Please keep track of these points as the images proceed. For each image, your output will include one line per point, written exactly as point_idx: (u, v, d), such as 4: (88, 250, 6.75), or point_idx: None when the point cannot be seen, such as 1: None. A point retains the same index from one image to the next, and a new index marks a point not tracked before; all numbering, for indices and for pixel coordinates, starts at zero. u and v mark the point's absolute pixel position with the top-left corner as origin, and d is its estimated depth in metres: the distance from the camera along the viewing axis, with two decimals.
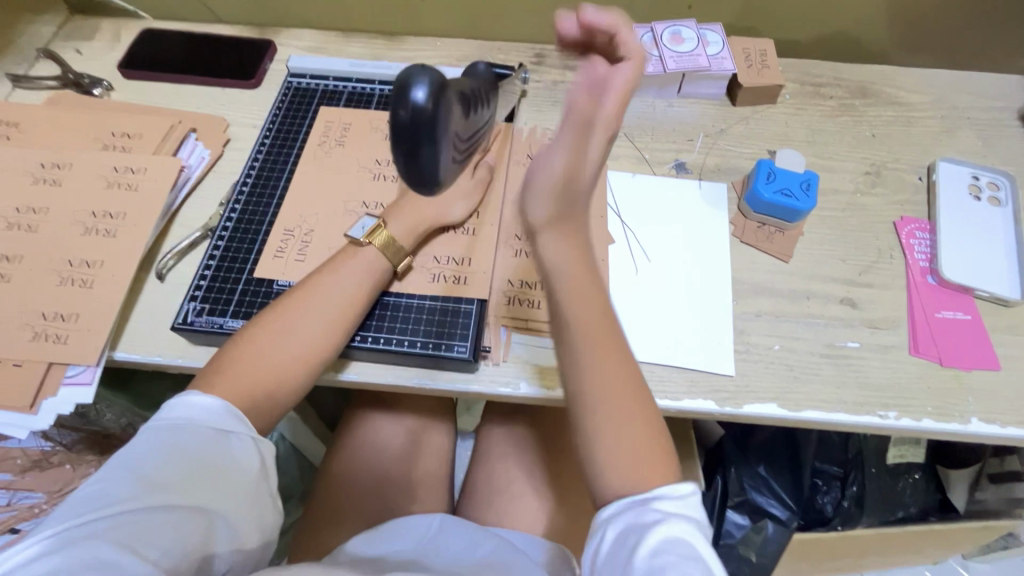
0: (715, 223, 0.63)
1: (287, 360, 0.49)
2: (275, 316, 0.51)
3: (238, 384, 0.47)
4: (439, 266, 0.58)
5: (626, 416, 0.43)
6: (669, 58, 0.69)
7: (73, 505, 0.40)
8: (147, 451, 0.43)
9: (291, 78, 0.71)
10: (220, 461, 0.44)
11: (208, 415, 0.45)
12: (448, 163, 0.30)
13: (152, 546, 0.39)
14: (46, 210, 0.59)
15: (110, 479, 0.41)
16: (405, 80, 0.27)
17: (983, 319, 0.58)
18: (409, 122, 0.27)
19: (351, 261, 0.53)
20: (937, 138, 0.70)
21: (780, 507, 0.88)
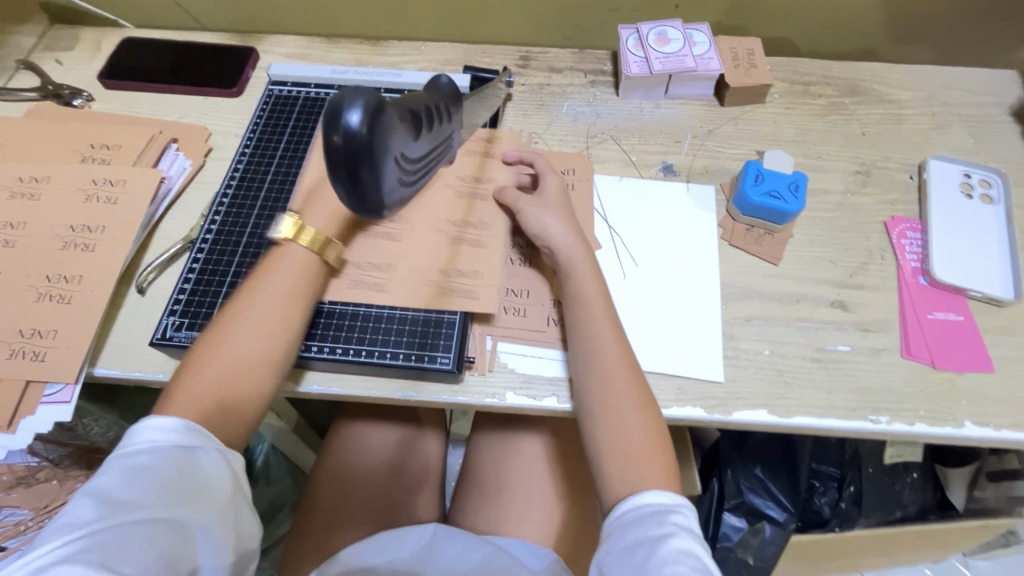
0: (704, 226, 0.62)
1: (233, 371, 0.47)
2: (216, 328, 0.48)
3: (187, 404, 0.45)
4: (418, 273, 0.57)
5: (625, 404, 0.48)
6: (655, 60, 0.69)
7: (43, 535, 0.38)
8: (117, 474, 0.41)
9: (273, 86, 0.70)
10: (192, 479, 0.42)
11: (177, 433, 0.43)
12: (394, 184, 0.28)
13: (130, 571, 0.38)
14: (24, 224, 0.58)
15: (76, 505, 0.39)
16: (338, 103, 0.26)
17: (975, 320, 0.57)
18: (344, 148, 0.26)
19: (282, 265, 0.50)
20: (928, 136, 0.70)
21: (778, 509, 0.86)
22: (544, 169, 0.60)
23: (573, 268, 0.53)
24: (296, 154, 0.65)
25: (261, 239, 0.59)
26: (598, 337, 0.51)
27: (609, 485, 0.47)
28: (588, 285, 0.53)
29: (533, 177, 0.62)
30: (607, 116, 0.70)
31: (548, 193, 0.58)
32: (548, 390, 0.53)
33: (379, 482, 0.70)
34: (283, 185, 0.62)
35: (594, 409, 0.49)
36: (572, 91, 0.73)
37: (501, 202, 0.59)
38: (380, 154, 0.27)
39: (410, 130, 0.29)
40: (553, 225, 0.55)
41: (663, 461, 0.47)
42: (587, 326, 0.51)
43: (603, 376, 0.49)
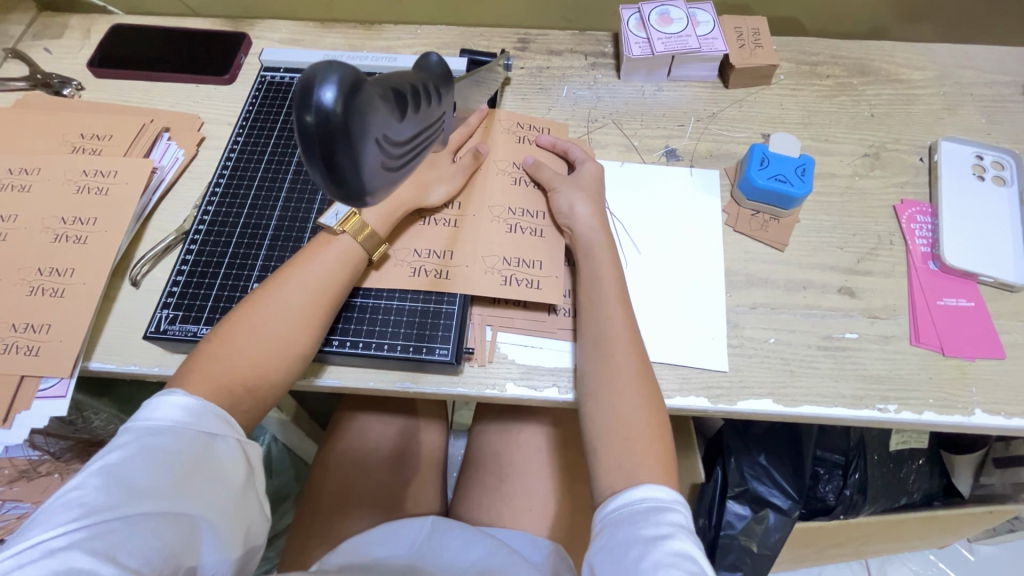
0: (707, 211, 0.61)
1: (262, 354, 0.47)
2: (251, 307, 0.48)
3: (213, 381, 0.45)
4: (420, 259, 0.55)
5: (631, 393, 0.47)
6: (657, 40, 0.66)
7: (48, 515, 0.38)
8: (126, 455, 0.40)
9: (265, 73, 0.68)
10: (205, 465, 0.42)
11: (193, 417, 0.43)
12: (375, 167, 0.27)
13: (135, 554, 0.37)
14: (15, 217, 0.57)
15: (87, 485, 0.39)
16: (311, 80, 0.25)
17: (987, 305, 0.56)
18: (316, 127, 0.24)
19: (324, 251, 0.51)
20: (939, 117, 0.67)
21: (782, 497, 0.86)
22: (582, 156, 0.60)
23: (595, 254, 0.53)
24: (289, 142, 0.63)
25: (255, 230, 0.58)
26: (613, 322, 0.50)
27: (605, 478, 0.45)
28: (606, 271, 0.52)
29: (567, 167, 0.62)
30: (608, 99, 0.69)
31: (584, 175, 0.58)
32: (549, 380, 0.52)
33: (380, 472, 0.70)
34: (276, 174, 0.61)
35: (597, 393, 0.48)
36: (572, 74, 0.71)
37: (536, 177, 0.59)
38: (357, 134, 0.25)
39: (393, 110, 0.28)
40: (580, 207, 0.55)
41: (660, 451, 0.46)
42: (606, 312, 0.50)
43: (612, 361, 0.48)
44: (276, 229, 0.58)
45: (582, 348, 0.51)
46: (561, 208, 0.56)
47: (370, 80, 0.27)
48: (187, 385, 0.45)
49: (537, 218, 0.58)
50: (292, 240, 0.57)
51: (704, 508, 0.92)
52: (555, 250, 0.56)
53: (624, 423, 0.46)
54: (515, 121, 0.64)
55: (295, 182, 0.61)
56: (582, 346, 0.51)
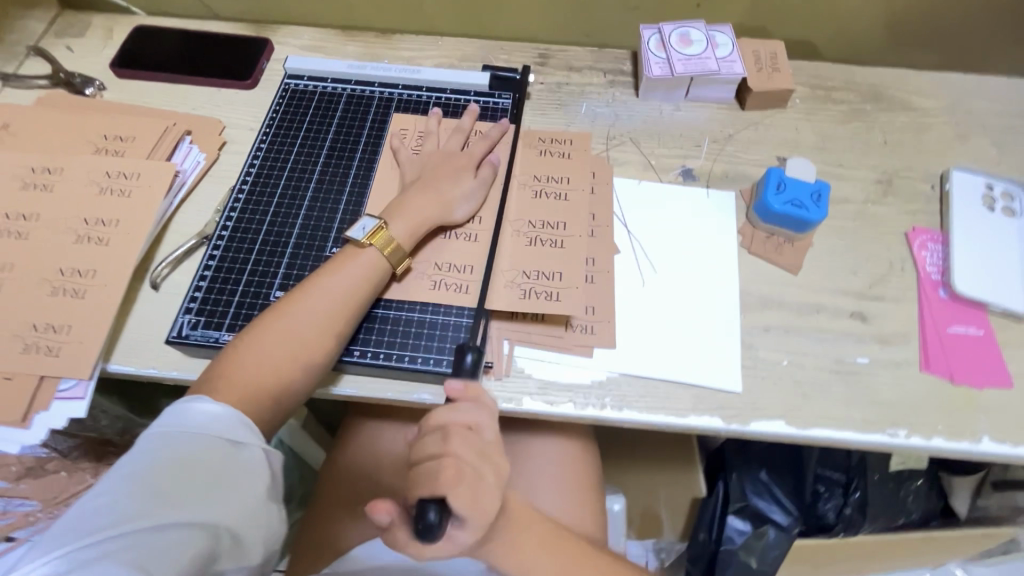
0: (722, 232, 0.62)
1: (288, 362, 0.48)
2: (276, 315, 0.49)
3: (238, 388, 0.46)
4: (441, 272, 0.56)
5: None
6: (677, 61, 0.68)
7: (77, 522, 0.38)
8: (154, 463, 0.41)
9: (288, 80, 0.69)
10: (232, 474, 0.42)
11: (219, 425, 0.43)
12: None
13: (165, 565, 0.38)
14: (37, 216, 0.57)
15: (113, 493, 0.39)
16: None
17: (995, 334, 0.57)
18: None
19: (350, 263, 0.52)
20: (950, 146, 0.69)
21: (781, 512, 0.87)
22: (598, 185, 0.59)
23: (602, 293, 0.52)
24: (312, 150, 0.64)
25: (277, 238, 0.58)
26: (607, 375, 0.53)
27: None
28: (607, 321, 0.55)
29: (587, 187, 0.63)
30: (626, 117, 0.70)
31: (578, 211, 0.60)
32: (565, 396, 0.53)
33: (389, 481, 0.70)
34: (299, 182, 0.62)
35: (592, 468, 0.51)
36: (590, 91, 0.72)
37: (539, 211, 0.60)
38: None
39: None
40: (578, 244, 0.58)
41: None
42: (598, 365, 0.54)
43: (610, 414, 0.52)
44: (299, 237, 0.58)
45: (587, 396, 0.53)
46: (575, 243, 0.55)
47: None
48: (215, 393, 0.45)
49: (557, 233, 0.59)
50: (314, 249, 0.57)
51: (705, 523, 0.93)
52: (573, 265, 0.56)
53: None
54: (536, 137, 0.66)
55: (318, 190, 0.61)
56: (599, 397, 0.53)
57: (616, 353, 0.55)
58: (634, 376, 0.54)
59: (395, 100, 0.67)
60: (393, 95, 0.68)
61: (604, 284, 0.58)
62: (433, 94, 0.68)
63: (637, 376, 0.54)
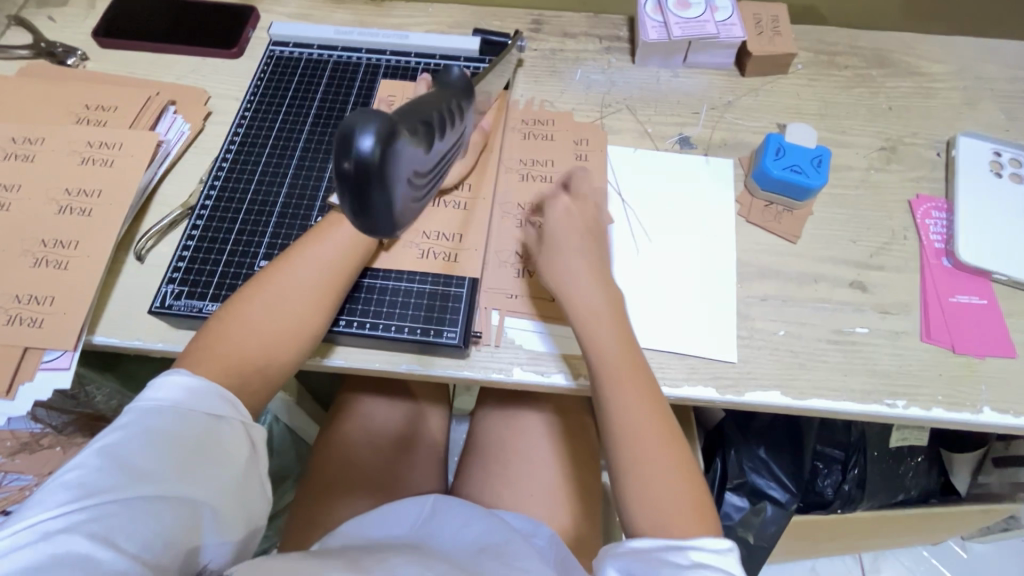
0: (720, 201, 0.60)
1: (275, 332, 0.47)
2: (262, 286, 0.48)
3: (225, 360, 0.45)
4: (429, 241, 0.55)
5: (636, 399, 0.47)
6: (674, 25, 0.65)
7: (48, 494, 0.37)
8: (129, 436, 0.40)
9: (273, 47, 0.67)
10: (209, 448, 0.42)
11: (197, 399, 0.42)
12: (399, 200, 0.28)
13: (137, 539, 0.37)
14: (18, 187, 0.56)
15: (88, 465, 0.39)
16: (349, 128, 0.26)
17: (999, 303, 0.55)
18: (354, 173, 0.26)
19: (336, 232, 0.51)
20: (958, 112, 0.66)
21: (780, 489, 0.87)
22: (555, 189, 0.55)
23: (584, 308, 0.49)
24: (297, 118, 0.62)
25: (261, 207, 0.57)
26: (601, 348, 0.48)
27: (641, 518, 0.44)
28: (596, 327, 0.48)
29: (579, 159, 0.61)
30: (622, 84, 0.67)
31: (556, 227, 0.52)
32: (556, 366, 0.52)
33: (383, 455, 0.70)
34: (284, 151, 0.60)
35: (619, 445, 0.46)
36: (585, 58, 0.69)
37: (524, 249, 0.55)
38: (391, 177, 0.27)
39: (410, 141, 0.28)
40: (569, 270, 0.50)
41: (671, 443, 0.46)
42: (588, 337, 0.48)
43: (617, 398, 0.47)
44: (284, 207, 0.57)
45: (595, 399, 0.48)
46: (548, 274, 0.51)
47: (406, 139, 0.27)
48: (200, 363, 0.45)
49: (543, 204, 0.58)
50: (299, 219, 0.56)
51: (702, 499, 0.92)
52: None
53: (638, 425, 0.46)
54: (521, 116, 0.64)
55: (303, 159, 0.60)
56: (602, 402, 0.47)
57: None
58: None
59: (382, 67, 0.65)
60: (381, 62, 0.66)
61: None
62: (422, 60, 0.66)
63: None
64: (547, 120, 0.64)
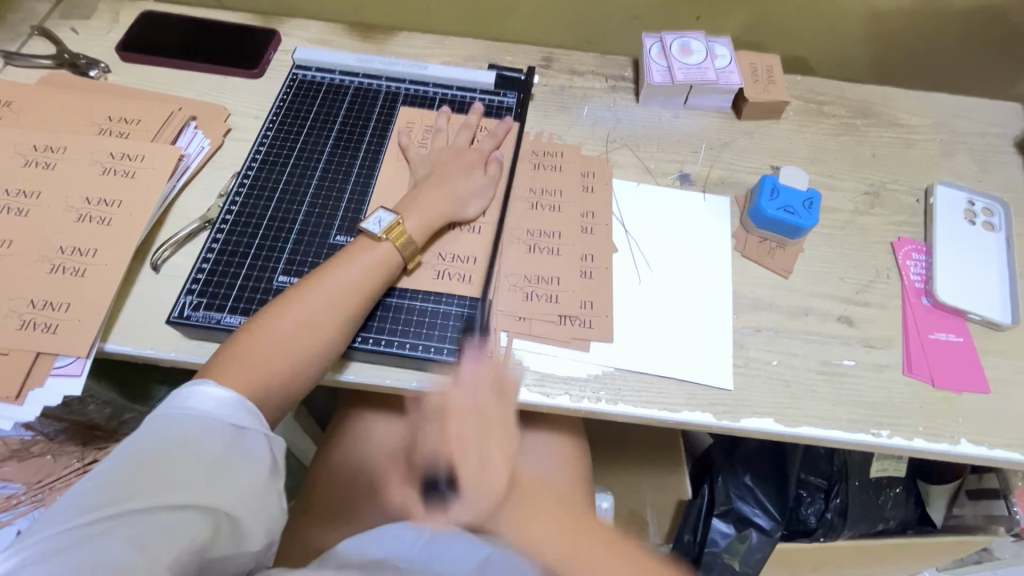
0: (718, 236, 0.64)
1: (300, 350, 0.48)
2: (287, 303, 0.50)
3: (249, 374, 0.46)
4: (445, 262, 0.58)
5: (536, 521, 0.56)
6: (678, 70, 0.70)
7: (79, 500, 0.38)
8: (155, 444, 0.40)
9: (296, 70, 0.70)
10: (232, 458, 0.42)
11: (223, 410, 0.43)
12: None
13: (163, 546, 0.38)
14: (38, 194, 0.57)
15: (115, 473, 0.39)
16: None
17: (974, 341, 0.59)
18: None
19: (362, 256, 0.53)
20: (934, 161, 0.72)
21: (766, 517, 0.88)
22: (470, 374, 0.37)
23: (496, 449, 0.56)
24: (318, 140, 0.64)
25: (281, 224, 0.58)
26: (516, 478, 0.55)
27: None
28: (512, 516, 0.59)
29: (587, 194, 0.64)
30: (626, 121, 0.71)
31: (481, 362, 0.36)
32: (561, 389, 0.54)
33: (381, 471, 0.70)
34: (305, 170, 0.62)
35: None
36: (593, 95, 0.73)
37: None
38: None
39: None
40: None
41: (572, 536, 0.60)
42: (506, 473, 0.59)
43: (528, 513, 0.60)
44: (303, 224, 0.59)
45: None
46: None
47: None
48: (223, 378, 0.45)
49: (553, 239, 0.61)
50: (318, 236, 0.58)
51: (690, 526, 0.95)
52: (569, 267, 0.59)
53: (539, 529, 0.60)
54: (531, 149, 0.67)
55: (322, 179, 0.62)
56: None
57: (613, 348, 0.56)
58: (630, 370, 0.55)
59: (401, 95, 0.68)
60: (400, 90, 0.69)
61: (603, 280, 0.59)
62: (440, 91, 0.69)
63: (632, 370, 0.55)
64: (556, 148, 0.68)
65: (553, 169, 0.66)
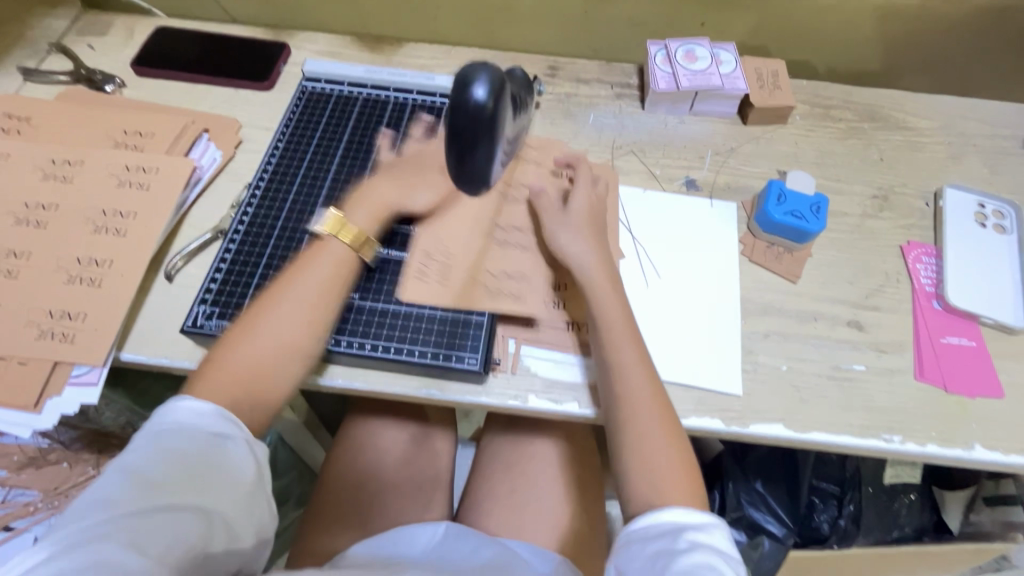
0: (725, 241, 0.64)
1: (272, 358, 0.48)
2: (256, 315, 0.50)
3: (222, 385, 0.46)
4: (450, 266, 0.58)
5: (648, 426, 0.48)
6: (683, 76, 0.70)
7: (75, 513, 0.39)
8: (145, 457, 0.42)
9: (306, 82, 0.71)
10: (218, 464, 0.43)
11: (200, 418, 0.44)
12: (496, 159, 0.39)
13: (157, 549, 0.38)
14: (56, 206, 0.58)
15: (108, 485, 0.40)
16: (468, 77, 0.35)
17: (987, 346, 0.59)
18: (471, 113, 0.35)
19: (318, 259, 0.53)
20: (943, 164, 0.71)
21: (777, 524, 0.90)
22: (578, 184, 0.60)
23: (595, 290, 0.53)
24: (328, 150, 0.65)
25: (291, 234, 0.59)
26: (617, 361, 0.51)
27: (639, 492, 0.47)
28: (620, 346, 0.52)
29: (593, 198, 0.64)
30: (632, 128, 0.72)
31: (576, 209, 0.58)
32: (569, 395, 0.54)
33: (391, 478, 0.71)
34: (314, 181, 0.63)
35: (615, 410, 0.50)
36: (598, 102, 0.74)
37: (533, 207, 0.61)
38: (495, 127, 0.36)
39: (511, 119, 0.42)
40: (570, 240, 0.56)
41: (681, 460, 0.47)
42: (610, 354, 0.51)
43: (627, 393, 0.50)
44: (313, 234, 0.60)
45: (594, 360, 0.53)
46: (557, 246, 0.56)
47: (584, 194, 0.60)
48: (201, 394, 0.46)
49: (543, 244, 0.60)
50: None
51: None
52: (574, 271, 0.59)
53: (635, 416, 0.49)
54: (536, 152, 0.66)
55: (333, 189, 0.63)
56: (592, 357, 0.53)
57: None
58: None
59: (409, 105, 0.69)
60: (408, 100, 0.70)
61: None
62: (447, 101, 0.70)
63: None
64: (561, 148, 0.68)
65: (555, 172, 0.65)
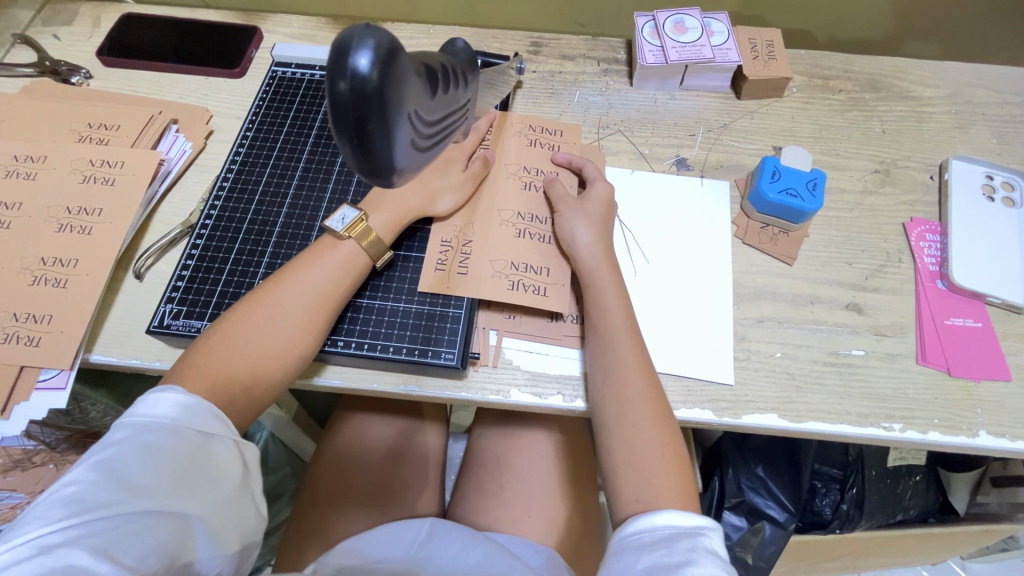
0: (717, 223, 0.61)
1: (264, 354, 0.47)
2: (252, 307, 0.48)
3: (209, 374, 0.45)
4: (438, 254, 0.56)
5: (641, 423, 0.47)
6: (671, 49, 0.66)
7: (41, 511, 0.36)
8: (123, 453, 0.39)
9: (276, 68, 0.68)
10: (202, 464, 0.41)
11: (192, 415, 0.42)
12: (405, 145, 0.26)
13: (132, 553, 0.36)
14: (19, 205, 0.56)
15: (80, 483, 0.38)
16: (346, 42, 0.24)
17: (994, 327, 0.56)
18: (351, 94, 0.24)
19: (324, 256, 0.51)
20: (949, 135, 0.67)
21: (779, 509, 0.85)
22: (593, 176, 0.59)
23: (598, 283, 0.52)
24: (299, 139, 0.63)
25: (261, 227, 0.57)
26: (618, 349, 0.49)
27: (628, 487, 0.45)
28: (619, 336, 0.50)
29: (579, 182, 0.61)
30: (619, 106, 0.68)
31: (593, 197, 0.57)
32: (553, 388, 0.52)
33: (377, 473, 0.69)
34: (285, 171, 0.61)
35: (606, 408, 0.48)
36: (584, 80, 0.70)
37: (547, 193, 0.59)
38: (390, 105, 0.24)
39: (427, 87, 0.27)
40: (580, 233, 0.54)
41: (675, 461, 0.46)
42: (610, 343, 0.50)
43: (620, 385, 0.48)
44: (284, 226, 0.57)
45: (589, 353, 0.51)
46: (563, 233, 0.55)
47: (599, 183, 0.58)
48: (186, 386, 0.44)
49: (545, 225, 0.58)
50: (299, 237, 0.57)
51: None
52: (558, 257, 0.56)
53: (629, 408, 0.47)
54: (527, 124, 0.64)
55: (303, 179, 0.60)
56: (590, 350, 0.51)
57: None
58: None
59: None
60: None
61: None
62: None
63: None
64: (550, 122, 0.65)
65: (551, 150, 0.63)
